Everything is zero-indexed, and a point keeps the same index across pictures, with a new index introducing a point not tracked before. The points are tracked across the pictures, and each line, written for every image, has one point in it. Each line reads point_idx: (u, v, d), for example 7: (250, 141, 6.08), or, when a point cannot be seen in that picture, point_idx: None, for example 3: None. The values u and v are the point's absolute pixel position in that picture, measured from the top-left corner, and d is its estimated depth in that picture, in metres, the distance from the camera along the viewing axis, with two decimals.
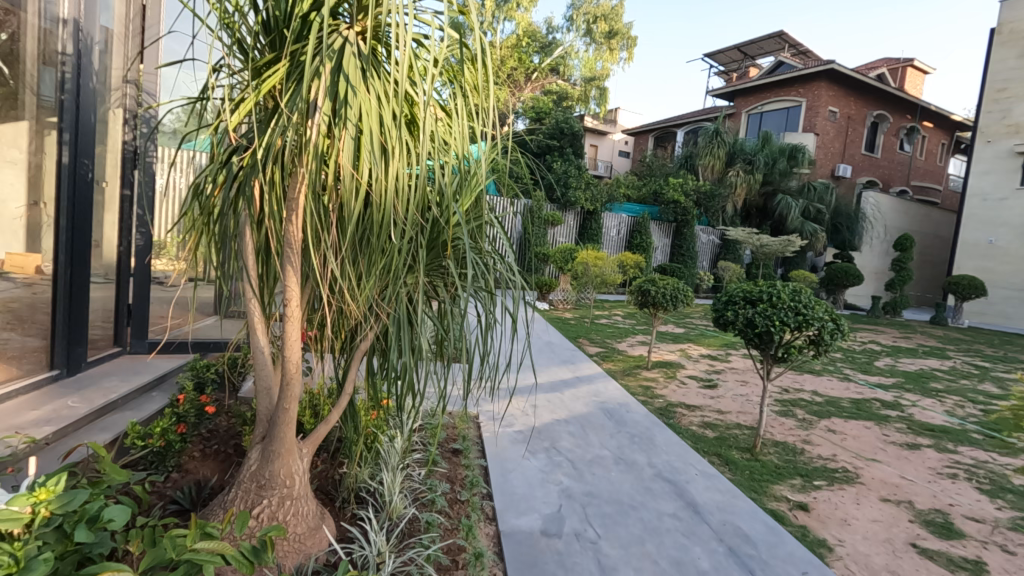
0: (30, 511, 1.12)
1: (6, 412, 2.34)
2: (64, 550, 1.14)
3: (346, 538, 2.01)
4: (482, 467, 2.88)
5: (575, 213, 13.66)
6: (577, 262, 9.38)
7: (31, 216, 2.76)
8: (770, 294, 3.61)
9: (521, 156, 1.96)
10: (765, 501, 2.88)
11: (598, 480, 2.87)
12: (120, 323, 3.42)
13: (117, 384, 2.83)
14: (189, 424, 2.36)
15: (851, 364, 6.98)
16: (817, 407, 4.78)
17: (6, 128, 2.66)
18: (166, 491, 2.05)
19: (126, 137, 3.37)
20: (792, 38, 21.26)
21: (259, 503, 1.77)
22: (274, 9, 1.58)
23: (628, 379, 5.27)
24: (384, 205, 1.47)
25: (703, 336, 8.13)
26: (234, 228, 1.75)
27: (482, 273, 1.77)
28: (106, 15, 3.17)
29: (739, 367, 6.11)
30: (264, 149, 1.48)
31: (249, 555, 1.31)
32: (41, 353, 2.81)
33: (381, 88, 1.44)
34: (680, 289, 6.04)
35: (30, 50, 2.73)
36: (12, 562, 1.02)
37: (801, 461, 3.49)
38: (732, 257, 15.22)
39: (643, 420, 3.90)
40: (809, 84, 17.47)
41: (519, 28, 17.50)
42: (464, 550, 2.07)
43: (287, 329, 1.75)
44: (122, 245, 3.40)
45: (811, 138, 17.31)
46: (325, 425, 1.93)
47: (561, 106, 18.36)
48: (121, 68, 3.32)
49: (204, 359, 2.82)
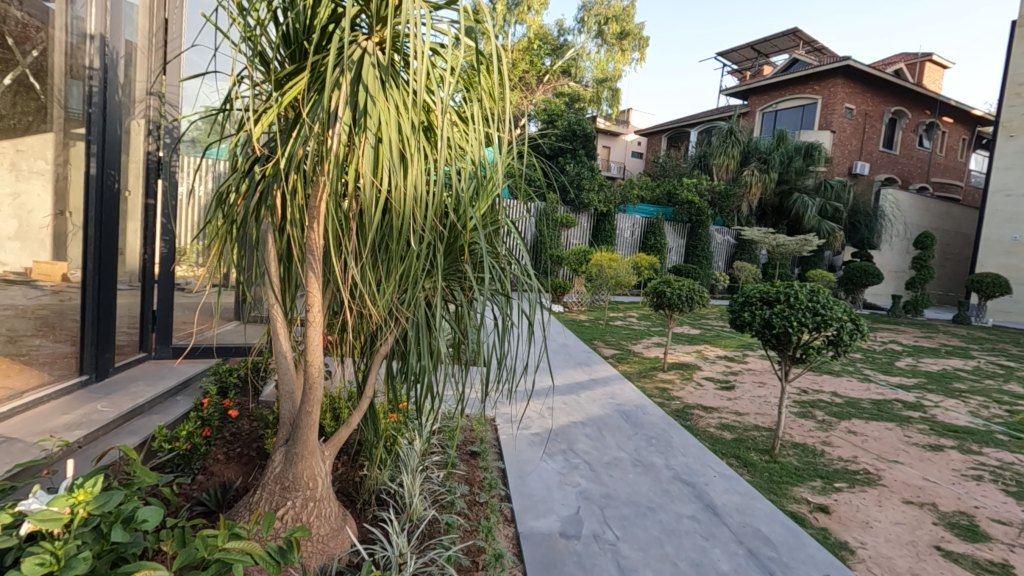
0: (69, 511, 1.16)
1: (39, 416, 2.41)
2: (101, 549, 1.19)
3: (368, 539, 2.04)
4: (500, 470, 2.91)
5: (588, 215, 13.67)
6: (591, 263, 9.38)
7: (57, 225, 2.83)
8: (786, 295, 3.59)
9: (536, 159, 1.98)
10: (785, 503, 2.86)
11: (616, 482, 2.87)
12: (145, 329, 3.50)
13: (144, 388, 2.90)
14: (213, 427, 2.40)
15: (871, 364, 6.89)
16: (836, 409, 4.73)
17: (30, 139, 2.72)
18: (193, 493, 2.11)
19: (149, 147, 3.45)
20: (806, 35, 21.04)
21: (283, 505, 1.80)
22: (295, 21, 1.62)
23: (644, 380, 5.27)
24: (404, 212, 1.50)
25: (720, 337, 8.08)
26: (257, 236, 1.78)
27: (499, 276, 1.78)
28: (130, 29, 3.26)
29: (756, 368, 6.07)
30: (287, 158, 1.52)
31: (276, 555, 1.34)
32: (71, 359, 2.89)
33: (399, 98, 1.47)
34: (695, 290, 6.00)
35: (58, 63, 2.80)
36: (53, 560, 1.06)
37: (821, 463, 3.46)
38: (748, 257, 15.09)
39: (660, 422, 3.89)
40: (825, 81, 17.28)
41: (530, 31, 17.60)
42: (484, 551, 2.09)
43: (308, 334, 1.79)
44: (146, 252, 3.48)
45: (827, 136, 17.10)
46: (346, 428, 1.96)
47: (574, 108, 18.38)
48: (145, 81, 3.41)
49: (226, 364, 2.87)
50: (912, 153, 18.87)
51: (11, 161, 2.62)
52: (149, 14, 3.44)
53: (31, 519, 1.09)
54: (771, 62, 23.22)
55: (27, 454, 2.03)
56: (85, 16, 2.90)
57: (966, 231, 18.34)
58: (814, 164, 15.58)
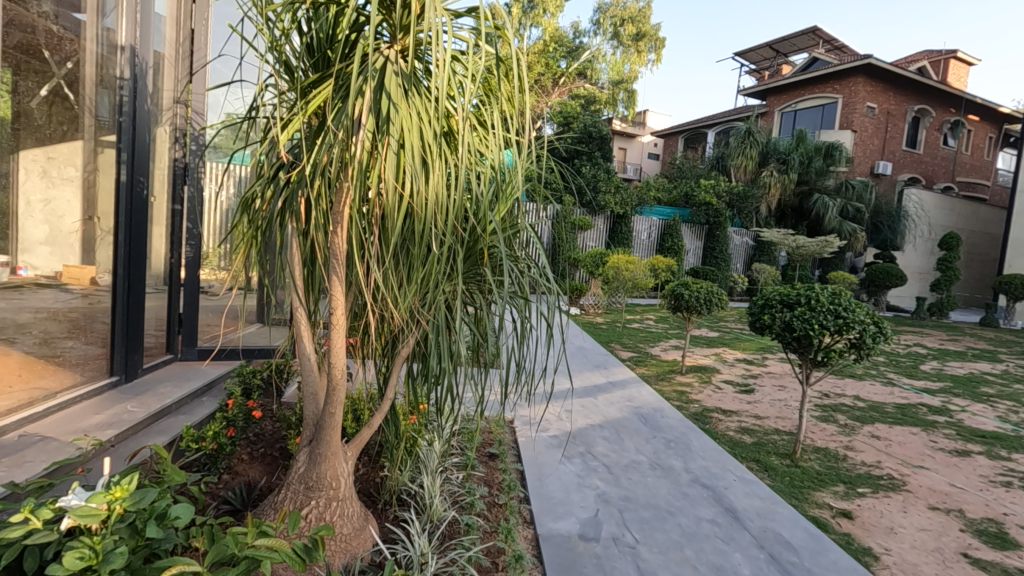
0: (106, 507, 1.20)
1: (73, 416, 2.49)
2: (136, 544, 1.23)
3: (389, 539, 2.07)
4: (519, 472, 2.92)
5: (605, 217, 13.63)
6: (607, 265, 9.36)
7: (86, 231, 2.92)
8: (808, 298, 3.54)
9: (554, 163, 1.99)
10: (806, 507, 2.83)
11: (634, 485, 2.87)
12: (172, 331, 3.58)
13: (171, 389, 2.98)
14: (238, 428, 2.45)
15: (895, 367, 6.76)
16: (859, 413, 4.66)
17: (62, 147, 2.85)
18: (219, 492, 2.16)
19: (176, 154, 3.53)
20: (826, 33, 20.73)
21: (307, 504, 1.84)
22: (319, 31, 1.66)
23: (661, 384, 5.23)
24: (425, 216, 1.52)
25: (739, 339, 7.99)
26: (281, 240, 1.82)
27: (517, 279, 1.80)
28: (158, 39, 3.35)
29: (776, 372, 5.99)
30: (313, 165, 1.56)
31: (302, 553, 1.37)
32: (102, 360, 2.98)
33: (421, 105, 1.50)
34: (714, 292, 5.95)
35: (88, 73, 2.90)
36: (92, 555, 1.10)
37: (844, 468, 3.41)
38: (767, 259, 14.90)
39: (678, 425, 3.87)
40: (846, 80, 17.01)
41: (546, 33, 17.66)
42: (504, 552, 2.11)
43: (332, 337, 1.82)
44: (172, 256, 3.57)
45: (848, 136, 16.82)
46: (368, 429, 1.98)
47: (589, 110, 18.34)
48: (172, 91, 3.50)
49: (250, 366, 2.92)
50: (936, 152, 18.49)
51: (42, 168, 2.76)
52: (176, 25, 3.52)
53: (71, 514, 1.13)
54: (790, 62, 22.98)
55: (63, 452, 2.10)
56: (116, 28, 2.99)
57: (993, 231, 17.92)
58: (835, 164, 15.34)
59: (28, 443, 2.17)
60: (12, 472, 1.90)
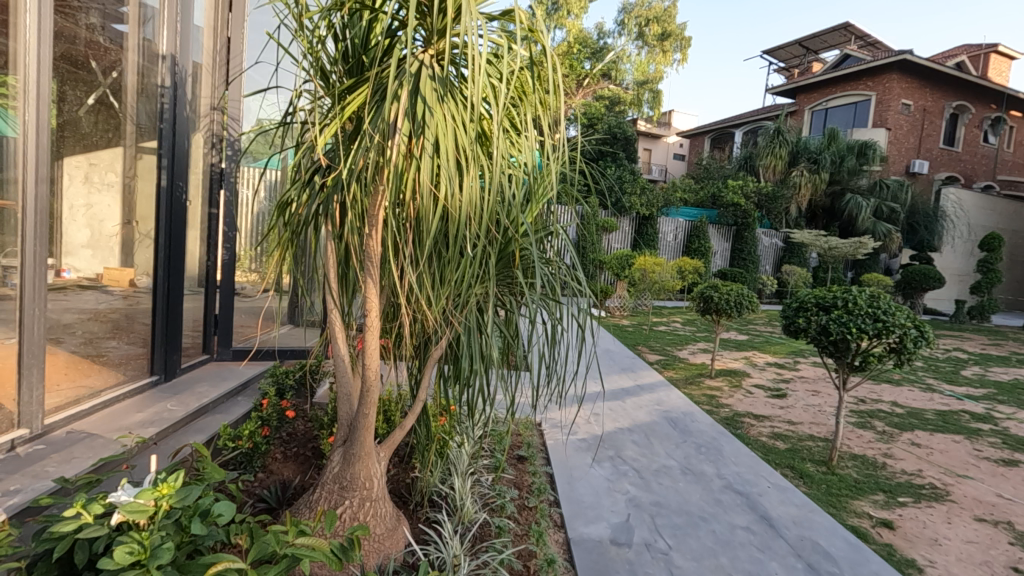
0: (154, 504, 1.24)
1: (117, 414, 2.57)
2: (182, 540, 1.27)
3: (422, 539, 2.09)
4: (548, 475, 2.91)
5: (630, 219, 13.51)
6: (633, 267, 9.29)
7: (125, 234, 3.02)
8: (845, 300, 3.45)
9: (584, 164, 1.97)
10: (845, 516, 2.75)
11: (665, 490, 2.83)
12: (208, 332, 3.67)
13: (208, 389, 3.05)
14: (272, 427, 2.50)
15: (934, 373, 6.54)
16: (898, 419, 4.51)
17: (104, 154, 2.90)
18: (255, 490, 2.20)
19: (212, 159, 3.62)
20: (859, 30, 20.20)
21: (342, 503, 1.86)
22: (354, 37, 1.68)
23: (691, 387, 5.16)
24: (459, 219, 1.52)
25: (769, 343, 7.84)
26: (316, 243, 1.84)
27: (549, 280, 1.80)
28: (196, 49, 3.46)
29: (809, 376, 5.86)
30: (349, 169, 1.58)
31: (339, 552, 1.39)
32: (143, 360, 3.07)
33: (456, 110, 1.50)
34: (744, 295, 5.84)
35: (131, 82, 3.02)
36: (141, 550, 1.13)
37: (883, 476, 3.31)
38: (798, 261, 14.57)
39: (709, 430, 3.81)
40: (879, 77, 16.54)
41: (570, 36, 17.68)
42: (535, 556, 2.10)
43: (366, 338, 1.85)
44: (209, 259, 3.66)
45: (882, 134, 16.35)
46: (400, 430, 2.00)
47: (614, 111, 18.21)
48: (208, 97, 3.59)
49: (283, 366, 2.98)
50: (976, 150, 17.86)
51: (85, 174, 2.78)
52: (213, 34, 3.61)
53: (121, 510, 1.16)
54: (820, 60, 22.49)
55: (108, 449, 2.17)
56: (157, 39, 3.12)
57: None
58: (868, 164, 14.94)
59: (75, 439, 2.25)
60: (61, 468, 1.97)
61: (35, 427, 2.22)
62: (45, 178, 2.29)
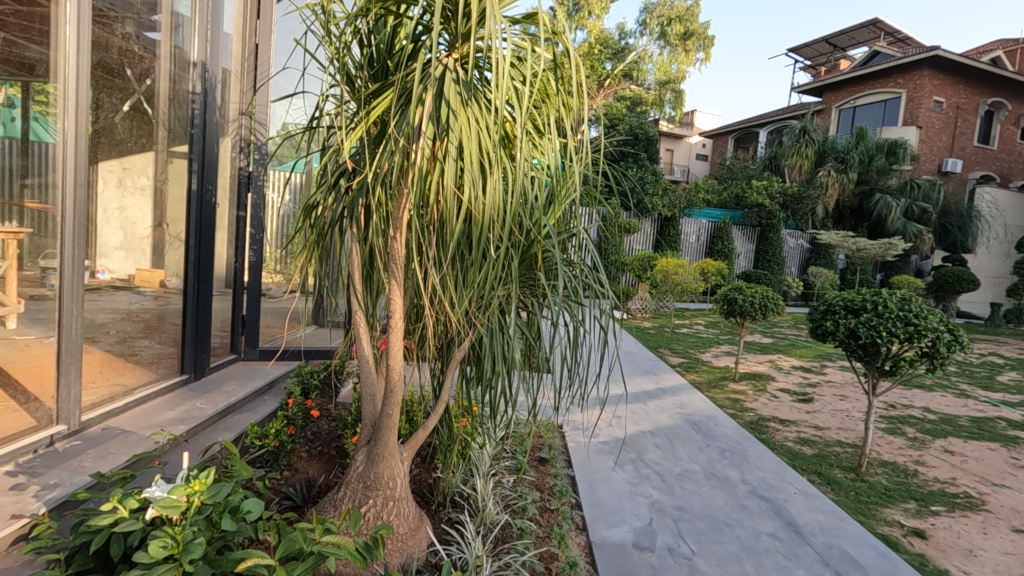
0: (186, 499, 1.28)
1: (149, 412, 2.64)
2: (212, 535, 1.30)
3: (444, 539, 2.10)
4: (570, 477, 2.91)
5: (652, 220, 13.40)
6: (655, 269, 9.21)
7: (155, 236, 3.10)
8: (875, 304, 3.37)
9: (606, 165, 1.96)
10: (875, 525, 2.69)
11: (688, 495, 2.80)
12: (235, 332, 3.75)
13: (235, 388, 3.11)
14: (298, 426, 2.54)
15: (969, 378, 6.34)
16: (930, 426, 4.38)
17: (136, 158, 2.97)
18: (281, 488, 2.24)
19: (240, 163, 3.69)
20: (888, 26, 19.73)
21: (366, 502, 1.89)
22: (380, 42, 1.70)
23: (714, 390, 5.10)
24: (483, 221, 1.53)
25: (794, 346, 7.69)
26: (341, 245, 1.87)
27: (571, 282, 1.80)
28: (225, 56, 3.55)
29: (837, 381, 5.72)
30: (374, 173, 1.60)
31: (364, 550, 1.42)
32: (173, 359, 3.16)
33: (479, 113, 1.51)
34: (769, 297, 5.74)
35: (163, 88, 3.08)
36: (174, 544, 1.17)
37: (914, 484, 3.22)
38: (824, 262, 14.27)
39: (733, 434, 3.75)
40: (910, 73, 16.12)
41: (591, 36, 17.61)
42: (558, 558, 2.10)
43: (391, 339, 1.87)
44: (237, 260, 3.74)
45: (913, 132, 15.94)
46: (423, 430, 2.02)
47: (636, 112, 18.09)
48: (237, 103, 3.67)
49: (308, 366, 3.03)
50: (1013, 148, 17.27)
51: (117, 178, 2.87)
52: (241, 41, 3.69)
53: (156, 505, 1.20)
54: (848, 56, 22.03)
55: (141, 446, 2.24)
56: (190, 46, 3.19)
57: None
58: (899, 163, 14.61)
59: (109, 436, 2.32)
60: (97, 463, 2.04)
61: (72, 423, 2.29)
62: (83, 183, 2.36)
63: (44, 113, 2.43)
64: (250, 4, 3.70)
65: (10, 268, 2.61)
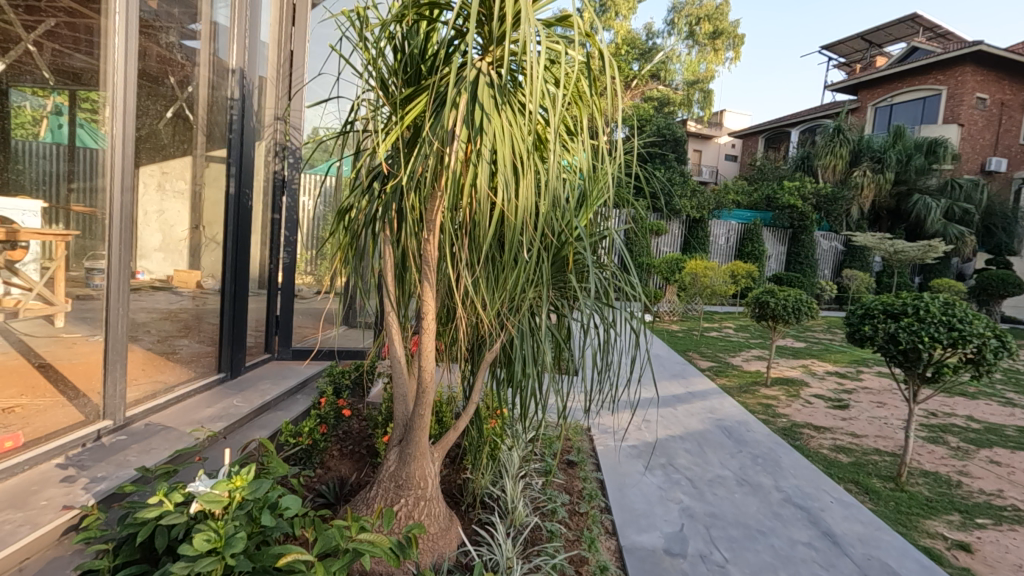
0: (228, 495, 1.32)
1: (188, 409, 2.72)
2: (252, 530, 1.34)
3: (474, 541, 2.11)
4: (598, 480, 2.89)
5: (680, 221, 13.23)
6: (684, 271, 9.09)
7: (193, 238, 3.19)
8: (916, 308, 3.26)
9: (638, 166, 1.94)
10: (916, 537, 2.60)
11: (720, 501, 2.75)
12: (269, 332, 3.84)
13: (270, 387, 3.19)
14: (329, 425, 2.57)
15: (1016, 387, 6.07)
16: (974, 435, 4.21)
17: (174, 163, 3.05)
18: (314, 485, 2.28)
19: (275, 166, 3.79)
20: (928, 21, 19.09)
21: (398, 501, 1.91)
22: (413, 48, 1.73)
23: (745, 395, 5.00)
24: (515, 224, 1.53)
25: (829, 351, 7.50)
26: (374, 247, 1.89)
27: (603, 285, 1.79)
28: (262, 63, 3.64)
29: (874, 387, 5.55)
30: (408, 176, 1.62)
31: (398, 549, 1.44)
32: (211, 357, 3.25)
33: (513, 115, 1.51)
34: (803, 300, 5.60)
35: (203, 96, 3.19)
36: (217, 538, 1.21)
37: (958, 496, 3.10)
38: (859, 266, 13.80)
39: (765, 440, 3.68)
40: (952, 69, 15.56)
41: (618, 36, 17.48)
42: (588, 562, 2.09)
43: (422, 340, 1.89)
44: (272, 261, 3.83)
45: (954, 130, 15.39)
46: (454, 430, 2.03)
47: (664, 112, 17.88)
48: (272, 108, 3.76)
49: (340, 366, 3.09)
50: None
51: (157, 182, 2.95)
52: (277, 48, 3.78)
53: (199, 499, 1.25)
54: (885, 52, 21.38)
55: (182, 441, 2.30)
56: (228, 54, 3.29)
57: None
58: (938, 163, 14.24)
59: (152, 432, 2.40)
60: (140, 457, 2.11)
61: (118, 419, 2.37)
62: (129, 187, 2.44)
63: (91, 120, 2.54)
64: (286, 12, 3.79)
65: (58, 269, 2.74)
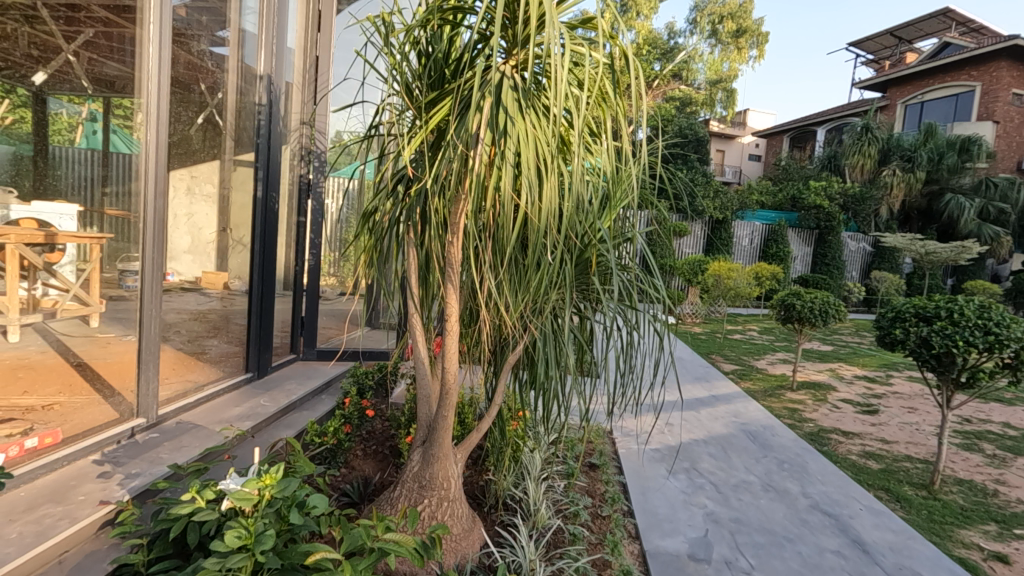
0: (257, 492, 1.35)
1: (217, 407, 2.78)
2: (280, 528, 1.37)
3: (497, 542, 2.12)
4: (621, 484, 2.87)
5: (702, 223, 13.07)
6: (706, 273, 8.97)
7: (220, 241, 3.26)
8: (950, 311, 3.17)
9: (662, 167, 1.92)
10: (950, 546, 2.53)
11: (746, 507, 2.71)
12: (295, 333, 3.91)
13: (295, 387, 3.24)
14: (354, 425, 2.61)
15: None
16: (1011, 442, 4.08)
17: (202, 167, 3.11)
18: (339, 484, 2.31)
19: (301, 170, 3.85)
20: (961, 16, 18.55)
21: (421, 501, 1.92)
22: (437, 52, 1.74)
23: (770, 400, 4.92)
24: (539, 226, 1.53)
25: (857, 355, 7.33)
26: (399, 250, 1.90)
27: (626, 287, 1.78)
28: (289, 70, 3.71)
29: (905, 392, 5.41)
30: (433, 179, 1.64)
31: (422, 549, 1.45)
32: (239, 357, 3.32)
33: (536, 118, 1.51)
34: (830, 303, 5.48)
35: (231, 102, 3.27)
36: (247, 535, 1.23)
37: (995, 505, 3.00)
38: (890, 266, 13.31)
39: (792, 445, 3.61)
40: (986, 65, 15.09)
41: (640, 37, 17.35)
42: (611, 566, 2.08)
43: (446, 342, 1.90)
44: (297, 263, 3.89)
45: (989, 128, 14.97)
46: (476, 432, 2.04)
47: (686, 112, 17.68)
48: (298, 113, 3.83)
49: (363, 367, 3.12)
50: None
51: (186, 185, 3.00)
52: (303, 54, 3.84)
53: (230, 497, 1.28)
54: (915, 48, 20.83)
55: (212, 439, 2.36)
56: (256, 60, 3.35)
57: None
58: (972, 162, 13.80)
59: (183, 430, 2.45)
60: (172, 455, 2.16)
61: (151, 416, 2.43)
62: (162, 191, 2.50)
63: (126, 127, 2.62)
64: (312, 18, 3.85)
65: (93, 270, 2.87)
